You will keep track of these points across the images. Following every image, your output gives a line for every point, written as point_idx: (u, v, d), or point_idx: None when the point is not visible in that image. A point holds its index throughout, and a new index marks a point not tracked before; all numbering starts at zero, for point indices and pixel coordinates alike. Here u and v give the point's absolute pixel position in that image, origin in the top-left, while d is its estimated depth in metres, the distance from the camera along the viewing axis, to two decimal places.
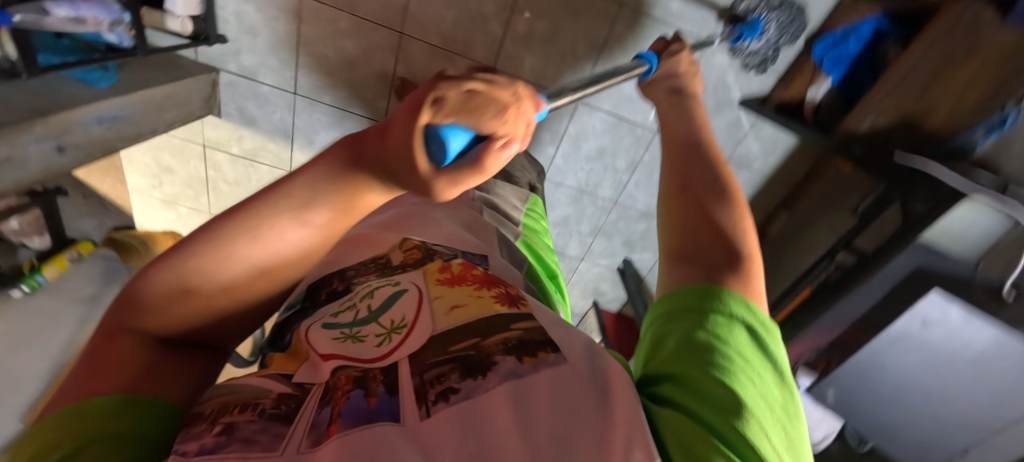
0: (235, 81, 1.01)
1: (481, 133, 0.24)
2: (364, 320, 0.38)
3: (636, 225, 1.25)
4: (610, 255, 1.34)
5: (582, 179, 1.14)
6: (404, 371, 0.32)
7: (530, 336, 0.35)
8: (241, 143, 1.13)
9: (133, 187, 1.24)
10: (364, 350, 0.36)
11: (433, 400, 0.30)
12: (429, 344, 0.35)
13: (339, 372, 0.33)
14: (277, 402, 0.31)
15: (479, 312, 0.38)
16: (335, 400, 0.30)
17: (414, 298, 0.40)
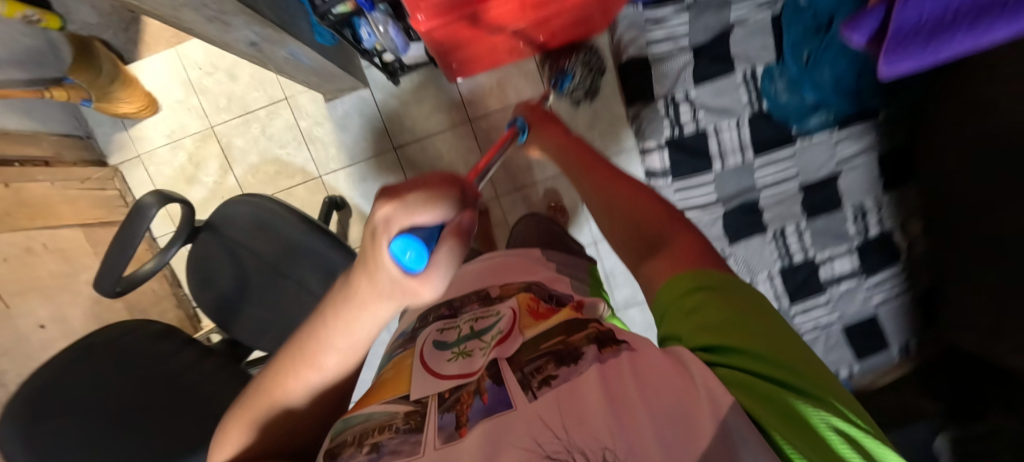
0: (369, 104, 1.17)
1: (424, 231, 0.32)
2: (467, 337, 0.52)
3: None
4: None
5: None
6: (506, 371, 0.39)
7: (604, 336, 0.42)
8: (315, 127, 1.19)
9: (182, 49, 1.17)
10: (470, 361, 0.46)
11: (537, 386, 0.36)
12: (520, 347, 0.44)
13: (458, 392, 0.40)
14: (407, 417, 0.38)
15: (560, 319, 0.47)
16: (461, 411, 0.37)
17: (504, 325, 0.50)
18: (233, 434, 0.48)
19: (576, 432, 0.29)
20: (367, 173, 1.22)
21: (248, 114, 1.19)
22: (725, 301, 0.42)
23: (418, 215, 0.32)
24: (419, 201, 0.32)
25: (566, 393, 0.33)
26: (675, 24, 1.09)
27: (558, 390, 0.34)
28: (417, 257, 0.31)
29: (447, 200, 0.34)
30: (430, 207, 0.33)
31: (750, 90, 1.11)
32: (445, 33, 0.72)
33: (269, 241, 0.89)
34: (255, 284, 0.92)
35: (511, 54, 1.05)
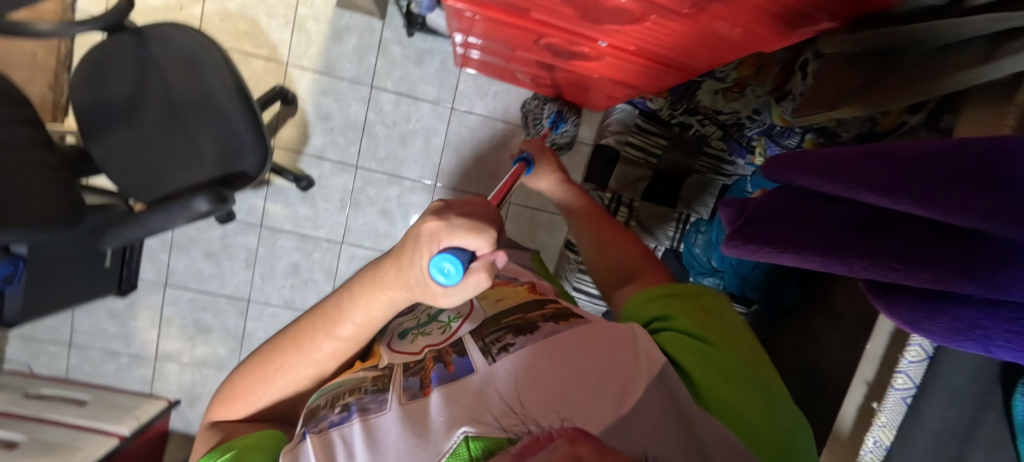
0: (372, 34, 1.16)
1: (463, 253, 0.36)
2: (426, 320, 0.57)
3: None
4: None
5: None
6: (468, 341, 0.48)
7: (561, 312, 0.51)
8: (311, 20, 1.15)
9: None
10: (430, 337, 0.53)
11: (496, 352, 0.46)
12: (482, 322, 0.51)
13: (422, 359, 0.49)
14: (376, 381, 0.49)
15: (519, 298, 0.54)
16: (425, 373, 0.47)
17: (464, 305, 0.56)
18: (243, 386, 0.55)
19: (535, 418, 0.39)
20: (332, 89, 1.18)
21: None
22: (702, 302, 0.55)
23: (462, 243, 0.36)
24: (461, 226, 0.37)
25: (518, 367, 0.44)
26: (654, 143, 1.24)
27: (514, 356, 0.45)
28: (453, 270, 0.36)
29: (478, 237, 0.37)
30: (464, 236, 0.36)
31: (677, 228, 1.29)
32: (473, 23, 0.75)
33: (193, 84, 0.83)
34: (148, 114, 0.84)
35: (517, 77, 1.09)
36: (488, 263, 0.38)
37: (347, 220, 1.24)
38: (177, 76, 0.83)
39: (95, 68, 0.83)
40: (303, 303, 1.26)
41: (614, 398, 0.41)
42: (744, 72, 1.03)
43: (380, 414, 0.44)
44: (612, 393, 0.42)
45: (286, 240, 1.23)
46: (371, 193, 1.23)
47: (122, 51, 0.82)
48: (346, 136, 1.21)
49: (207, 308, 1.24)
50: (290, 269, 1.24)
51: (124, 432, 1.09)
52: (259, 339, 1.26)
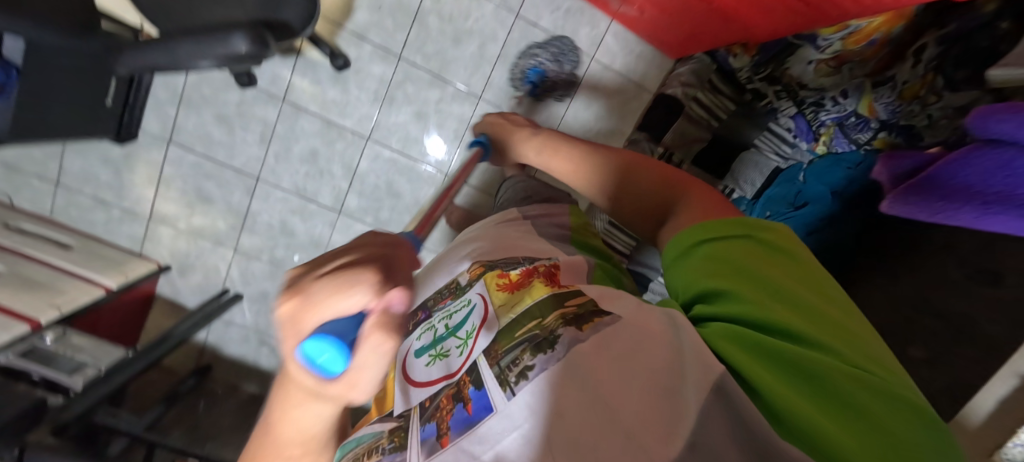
0: None
1: (330, 322, 0.24)
2: (444, 335, 0.49)
3: (283, 300, 1.27)
4: (242, 277, 1.24)
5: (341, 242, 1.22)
6: (485, 367, 0.38)
7: (583, 311, 0.38)
8: None
9: None
10: (448, 363, 0.45)
11: (515, 380, 0.34)
12: (498, 334, 0.41)
13: (437, 397, 0.41)
14: (394, 437, 0.41)
15: (535, 295, 0.43)
16: (442, 417, 0.38)
17: (479, 313, 0.47)
18: None
19: None
20: None
21: None
22: (759, 250, 0.36)
23: (333, 313, 0.24)
24: (323, 291, 0.24)
25: (540, 399, 0.31)
26: (721, 104, 1.15)
27: (535, 384, 0.32)
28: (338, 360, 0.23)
29: (342, 291, 0.24)
30: (331, 301, 0.23)
31: None
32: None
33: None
34: None
35: None
36: (389, 312, 0.25)
37: (377, 115, 1.14)
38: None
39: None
40: (315, 194, 1.18)
41: (657, 437, 0.27)
42: (849, 46, 0.95)
43: None
44: (650, 426, 0.27)
45: (308, 122, 1.13)
46: (409, 91, 1.13)
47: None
48: (393, 19, 1.07)
49: (211, 177, 1.15)
50: (307, 155, 1.15)
51: (111, 285, 1.03)
52: (262, 222, 1.19)
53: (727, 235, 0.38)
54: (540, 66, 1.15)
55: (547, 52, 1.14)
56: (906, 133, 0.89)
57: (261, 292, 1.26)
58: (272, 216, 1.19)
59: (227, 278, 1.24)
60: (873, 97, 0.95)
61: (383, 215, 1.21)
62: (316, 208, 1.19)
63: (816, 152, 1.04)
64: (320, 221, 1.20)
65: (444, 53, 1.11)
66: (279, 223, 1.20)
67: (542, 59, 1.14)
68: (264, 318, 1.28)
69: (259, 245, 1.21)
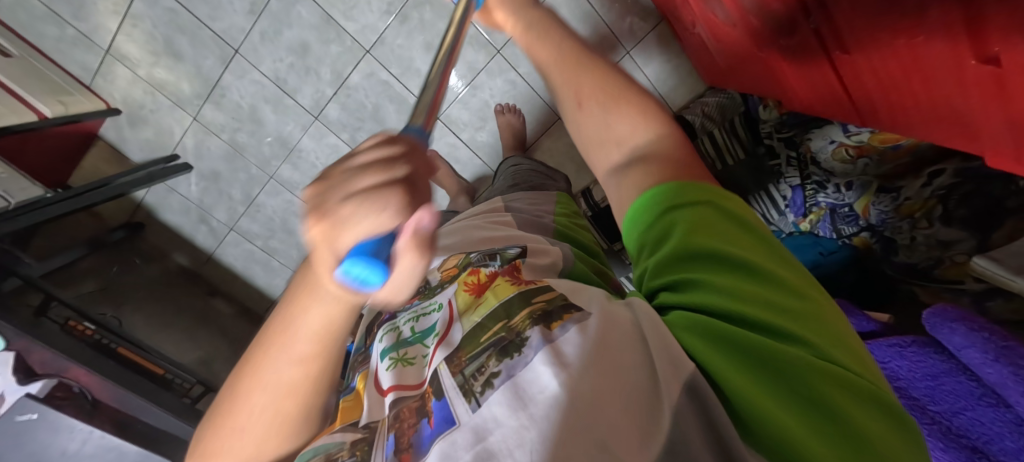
0: None
1: (388, 234, 0.24)
2: (409, 340, 0.45)
3: (233, 184, 1.21)
4: (197, 148, 1.17)
5: (309, 147, 1.16)
6: (442, 378, 0.36)
7: (553, 307, 0.36)
8: None
9: None
10: (405, 372, 0.42)
11: (481, 390, 0.31)
12: (462, 341, 0.39)
13: (398, 407, 0.37)
14: (358, 448, 0.36)
15: (503, 297, 0.41)
16: (404, 431, 0.34)
17: (444, 323, 0.44)
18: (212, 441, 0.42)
19: None
20: None
21: None
22: (719, 214, 0.35)
23: (359, 230, 0.23)
24: (349, 207, 0.23)
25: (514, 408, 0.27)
26: (734, 147, 1.11)
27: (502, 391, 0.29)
28: (370, 279, 0.23)
29: (378, 203, 0.23)
30: (363, 211, 0.23)
31: None
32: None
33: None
34: None
35: None
36: (418, 231, 0.25)
37: (385, 31, 1.03)
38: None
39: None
40: (294, 90, 1.09)
41: (635, 441, 0.24)
42: (874, 140, 0.87)
43: None
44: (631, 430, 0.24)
45: (307, 10, 1.00)
46: (425, 17, 1.02)
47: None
48: None
49: (186, 32, 1.03)
50: (297, 46, 1.04)
51: (45, 113, 0.95)
52: (231, 100, 1.10)
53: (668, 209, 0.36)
54: None
55: None
56: (884, 244, 0.89)
57: (213, 170, 1.20)
58: (244, 97, 1.10)
59: (179, 143, 1.16)
60: (872, 198, 0.91)
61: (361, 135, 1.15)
62: (292, 106, 1.11)
63: (799, 226, 1.05)
64: (294, 120, 1.13)
65: None
66: (249, 107, 1.11)
67: None
68: (210, 196, 1.23)
69: (222, 122, 1.13)
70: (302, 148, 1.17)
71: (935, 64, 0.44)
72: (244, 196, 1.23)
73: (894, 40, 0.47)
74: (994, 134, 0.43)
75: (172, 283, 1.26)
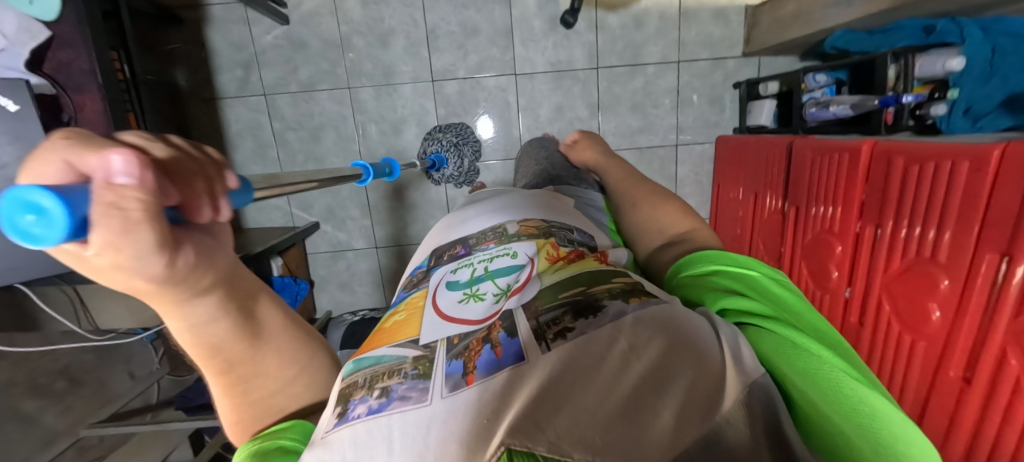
0: (723, 50, 1.19)
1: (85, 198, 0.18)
2: (479, 279, 0.44)
3: (309, 64, 1.14)
4: (309, 15, 1.11)
5: (405, 94, 1.17)
6: (526, 317, 0.34)
7: (631, 288, 0.36)
8: None
9: None
10: (485, 310, 0.39)
11: (552, 338, 0.31)
12: (542, 292, 0.37)
13: (469, 339, 0.35)
14: (415, 363, 0.33)
15: (612, 272, 0.39)
16: (470, 357, 0.32)
17: (529, 269, 0.42)
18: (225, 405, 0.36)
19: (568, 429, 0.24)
20: (665, 25, 1.17)
21: None
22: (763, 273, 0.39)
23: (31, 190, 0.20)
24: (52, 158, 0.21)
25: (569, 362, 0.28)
26: None
27: (574, 343, 0.29)
28: (55, 224, 0.17)
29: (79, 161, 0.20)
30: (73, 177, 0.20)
31: None
32: (837, 175, 0.82)
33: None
34: None
35: (735, 192, 1.18)
36: (115, 180, 0.19)
37: (539, 72, 1.18)
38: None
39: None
40: (436, 49, 1.15)
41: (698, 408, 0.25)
42: None
43: (417, 405, 0.29)
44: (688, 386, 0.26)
45: (500, 13, 1.14)
46: (573, 90, 1.20)
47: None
48: (623, 53, 1.18)
49: None
50: (470, 26, 1.14)
51: None
52: (379, 11, 1.12)
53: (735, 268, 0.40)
54: (444, 158, 1.16)
55: (450, 144, 1.16)
56: None
57: (303, 40, 1.13)
58: (392, 19, 1.13)
59: None
60: None
61: (454, 120, 1.20)
62: (423, 57, 1.15)
63: None
64: (415, 67, 1.16)
65: (617, 99, 1.22)
66: (390, 27, 1.13)
67: (448, 156, 1.16)
68: (276, 56, 1.13)
69: (354, 17, 1.12)
70: (398, 90, 1.17)
71: (920, 361, 0.68)
72: (308, 81, 1.15)
73: (901, 334, 0.70)
74: (936, 422, 0.65)
75: (156, 92, 1.06)
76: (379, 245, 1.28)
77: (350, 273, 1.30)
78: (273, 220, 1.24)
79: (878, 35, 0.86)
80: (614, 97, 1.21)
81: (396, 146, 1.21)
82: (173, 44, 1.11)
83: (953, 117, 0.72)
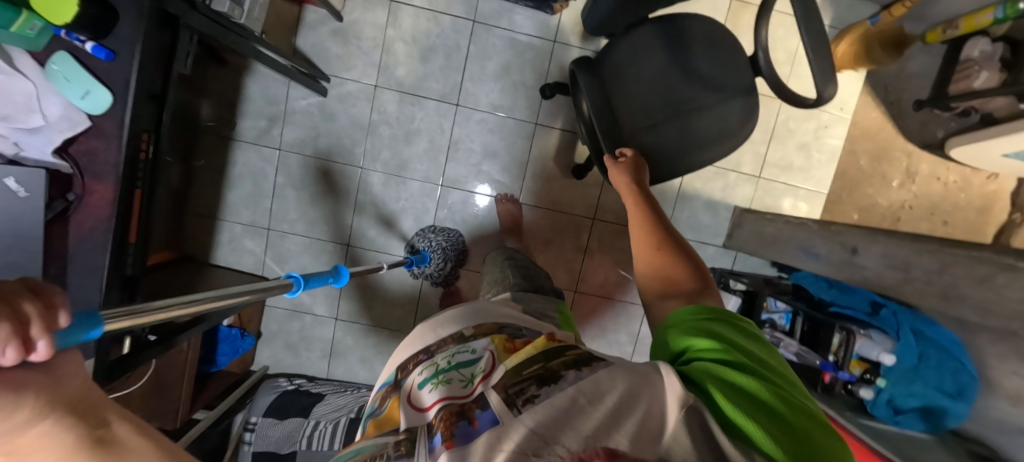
0: (707, 237, 1.29)
1: None
2: (447, 368, 0.44)
3: (330, 136, 1.19)
4: (347, 95, 1.17)
5: (411, 189, 1.22)
6: (495, 395, 0.38)
7: (581, 357, 0.42)
8: (723, 184, 1.27)
9: (839, 124, 1.28)
10: (454, 389, 0.41)
11: (521, 404, 0.35)
12: (507, 370, 0.41)
13: (439, 418, 0.37)
14: (399, 445, 0.36)
15: (570, 352, 0.44)
16: (446, 434, 0.35)
17: (489, 360, 0.44)
18: None
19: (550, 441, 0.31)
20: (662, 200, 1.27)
21: (770, 137, 1.26)
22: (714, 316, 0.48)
23: None
24: None
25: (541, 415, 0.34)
26: None
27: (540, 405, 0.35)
28: None
29: None
30: None
31: None
32: None
33: (711, 135, 0.89)
34: (686, 90, 0.88)
35: None
36: None
37: (540, 207, 1.26)
38: (711, 115, 0.88)
39: (722, 44, 0.89)
40: (454, 158, 1.21)
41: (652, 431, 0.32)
42: None
43: None
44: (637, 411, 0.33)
45: (521, 146, 1.22)
46: (565, 230, 1.27)
47: (740, 72, 0.89)
48: (619, 213, 1.27)
49: (448, 62, 1.17)
50: (490, 150, 1.22)
51: None
52: (413, 112, 1.19)
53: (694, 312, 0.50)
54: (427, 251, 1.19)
55: (437, 244, 1.20)
56: None
57: (333, 114, 1.18)
58: (422, 121, 1.19)
59: (341, 78, 1.17)
60: None
61: (448, 224, 1.25)
62: (439, 162, 1.21)
63: None
64: (429, 169, 1.21)
65: (604, 251, 1.29)
66: (417, 128, 1.19)
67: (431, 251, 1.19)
68: (302, 120, 1.18)
69: (387, 109, 1.18)
70: (407, 183, 1.22)
71: None
72: (324, 150, 1.19)
73: None
74: None
75: (174, 124, 1.08)
76: (339, 317, 1.28)
77: (300, 335, 1.28)
78: (243, 264, 1.23)
79: (834, 290, 0.95)
80: (600, 248, 1.29)
81: (386, 231, 1.24)
82: (208, 82, 1.14)
83: (877, 403, 0.83)
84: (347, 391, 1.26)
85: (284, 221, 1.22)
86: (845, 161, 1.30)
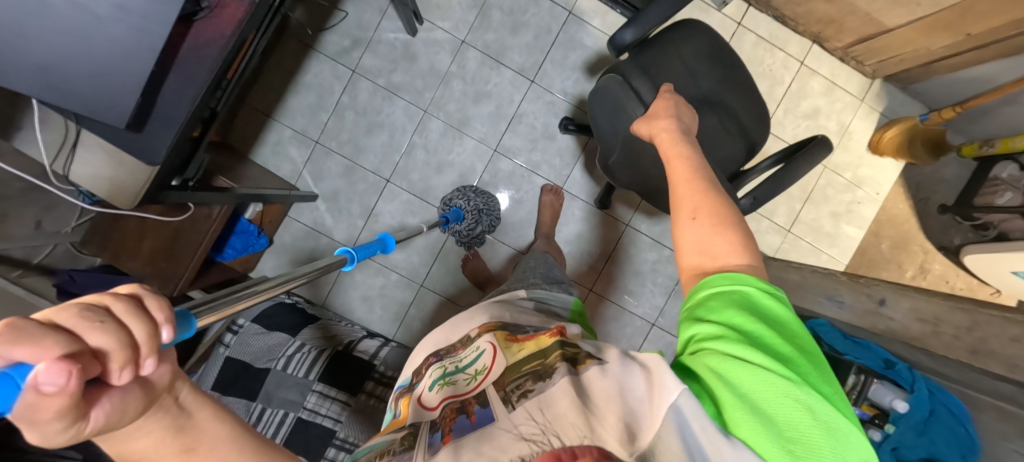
0: None
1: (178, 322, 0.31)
2: (452, 367, 0.57)
3: (407, 74, 1.22)
4: (434, 43, 1.22)
5: (465, 146, 1.25)
6: (494, 395, 0.49)
7: (573, 356, 0.50)
8: (753, 227, 1.32)
9: (870, 204, 1.36)
10: (456, 383, 0.54)
11: (517, 401, 0.46)
12: (503, 372, 0.52)
13: (444, 406, 0.51)
14: (404, 438, 0.48)
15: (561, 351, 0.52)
16: (445, 423, 0.48)
17: (488, 360, 0.56)
18: None
19: (556, 431, 0.40)
20: None
21: (807, 198, 1.32)
22: (733, 294, 0.44)
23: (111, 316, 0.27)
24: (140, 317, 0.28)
25: (527, 417, 0.43)
26: None
27: (526, 407, 0.44)
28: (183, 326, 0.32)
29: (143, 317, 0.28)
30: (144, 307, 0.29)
31: None
32: None
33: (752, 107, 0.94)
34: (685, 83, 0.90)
35: None
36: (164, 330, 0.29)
37: (579, 199, 1.29)
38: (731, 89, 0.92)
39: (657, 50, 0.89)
40: (514, 129, 1.25)
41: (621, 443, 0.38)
42: None
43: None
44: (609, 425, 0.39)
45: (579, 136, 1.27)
46: (597, 228, 1.29)
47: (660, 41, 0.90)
48: (652, 226, 1.30)
49: (536, 42, 1.24)
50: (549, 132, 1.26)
51: None
52: (490, 76, 1.24)
53: (710, 287, 0.46)
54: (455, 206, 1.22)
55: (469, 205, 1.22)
56: None
57: (415, 55, 1.22)
58: (495, 87, 1.24)
59: (434, 25, 1.22)
60: None
61: (489, 189, 1.26)
62: (499, 128, 1.25)
63: None
64: (488, 132, 1.25)
65: (627, 258, 1.31)
66: (488, 92, 1.24)
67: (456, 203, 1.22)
68: (386, 53, 1.22)
69: (467, 66, 1.23)
70: (463, 139, 1.25)
71: None
72: (397, 85, 1.22)
73: None
74: None
75: None
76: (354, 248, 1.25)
77: (310, 255, 1.25)
78: (280, 170, 1.23)
79: (849, 340, 0.94)
80: (623, 255, 1.31)
81: (428, 179, 1.25)
82: None
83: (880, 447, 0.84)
84: (341, 324, 1.23)
85: (334, 139, 1.23)
86: (867, 241, 1.36)
